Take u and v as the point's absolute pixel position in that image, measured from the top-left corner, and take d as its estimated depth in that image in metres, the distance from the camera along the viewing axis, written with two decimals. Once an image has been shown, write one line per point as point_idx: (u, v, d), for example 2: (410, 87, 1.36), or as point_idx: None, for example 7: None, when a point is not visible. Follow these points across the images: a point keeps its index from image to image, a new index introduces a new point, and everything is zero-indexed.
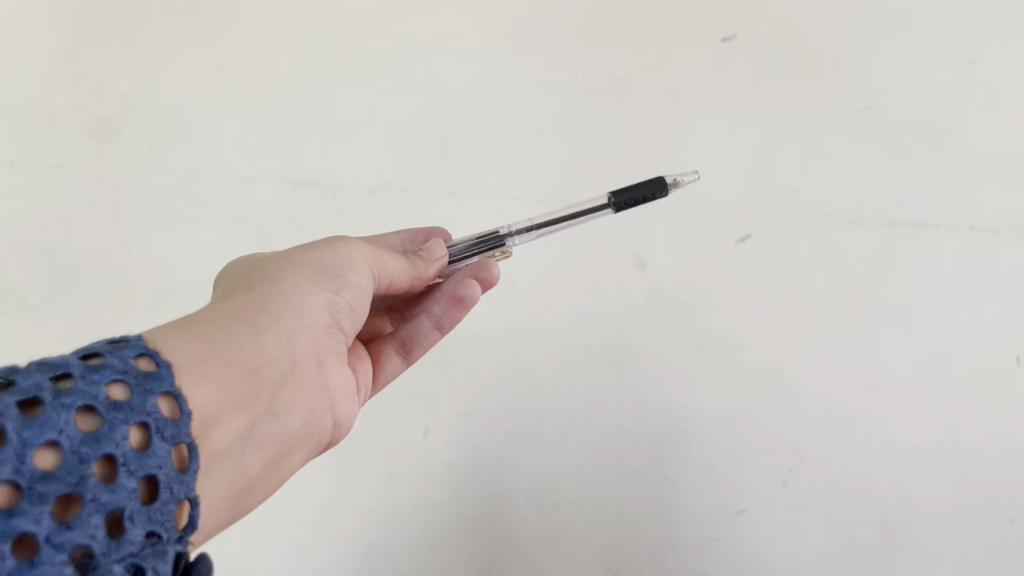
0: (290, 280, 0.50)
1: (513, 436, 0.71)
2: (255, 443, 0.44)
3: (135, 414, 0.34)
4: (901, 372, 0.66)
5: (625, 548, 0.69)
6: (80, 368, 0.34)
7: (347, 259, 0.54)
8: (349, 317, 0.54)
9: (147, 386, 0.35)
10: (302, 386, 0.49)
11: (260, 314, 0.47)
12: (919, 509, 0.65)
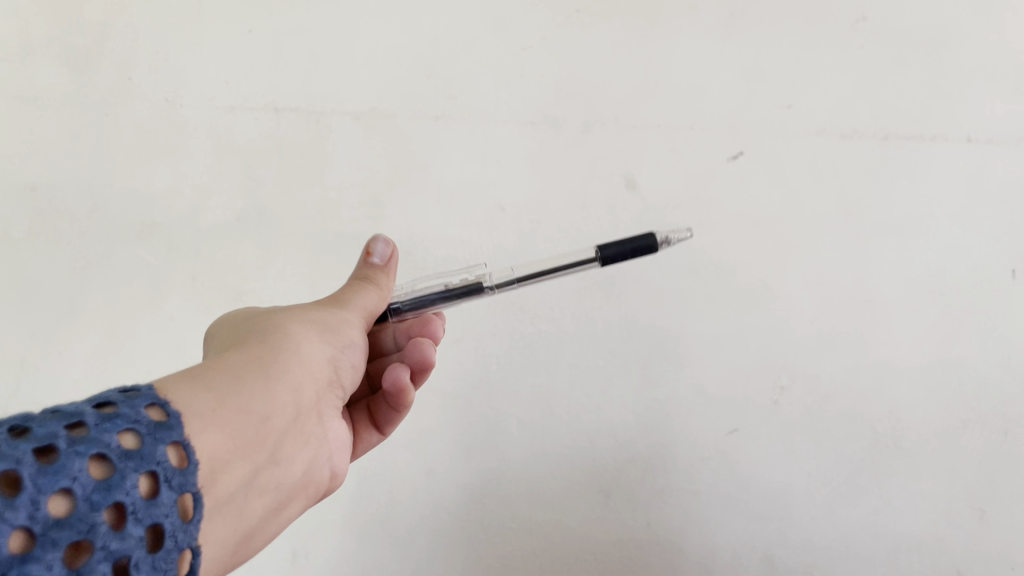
0: (299, 330, 0.50)
1: (504, 365, 0.70)
2: (257, 486, 0.44)
3: (144, 461, 0.33)
4: (894, 288, 0.64)
5: (617, 470, 0.69)
6: (93, 416, 0.32)
7: (347, 317, 0.54)
8: (344, 371, 0.54)
9: (157, 435, 0.34)
10: (300, 433, 0.49)
11: (271, 363, 0.46)
12: (911, 427, 0.64)
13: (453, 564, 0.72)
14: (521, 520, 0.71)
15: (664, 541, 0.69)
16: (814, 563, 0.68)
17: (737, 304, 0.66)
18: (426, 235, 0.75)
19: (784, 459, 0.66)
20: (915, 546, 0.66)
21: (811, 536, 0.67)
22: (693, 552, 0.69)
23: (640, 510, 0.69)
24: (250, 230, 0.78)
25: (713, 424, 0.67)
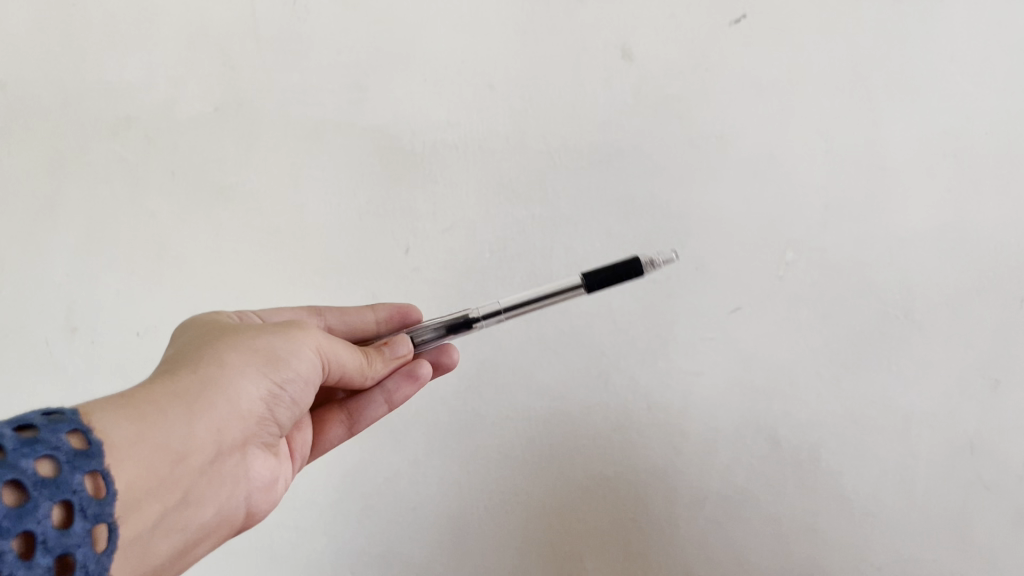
0: (239, 366, 0.50)
1: (497, 253, 0.69)
2: (163, 524, 0.45)
3: (59, 492, 0.35)
4: (903, 154, 0.61)
5: (616, 354, 0.66)
6: (12, 441, 0.35)
7: (298, 348, 0.53)
8: (286, 408, 0.54)
9: (76, 463, 0.37)
10: (218, 470, 0.50)
11: (196, 399, 0.47)
12: (922, 295, 0.61)
13: (446, 454, 0.70)
14: (518, 406, 0.69)
15: (664, 422, 0.66)
16: (821, 441, 0.64)
17: (737, 177, 0.63)
18: (415, 119, 0.69)
19: (789, 336, 0.63)
20: (926, 419, 0.62)
21: (817, 412, 0.64)
22: (694, 433, 0.65)
23: (640, 393, 0.66)
24: (230, 119, 0.73)
25: (715, 302, 0.64)
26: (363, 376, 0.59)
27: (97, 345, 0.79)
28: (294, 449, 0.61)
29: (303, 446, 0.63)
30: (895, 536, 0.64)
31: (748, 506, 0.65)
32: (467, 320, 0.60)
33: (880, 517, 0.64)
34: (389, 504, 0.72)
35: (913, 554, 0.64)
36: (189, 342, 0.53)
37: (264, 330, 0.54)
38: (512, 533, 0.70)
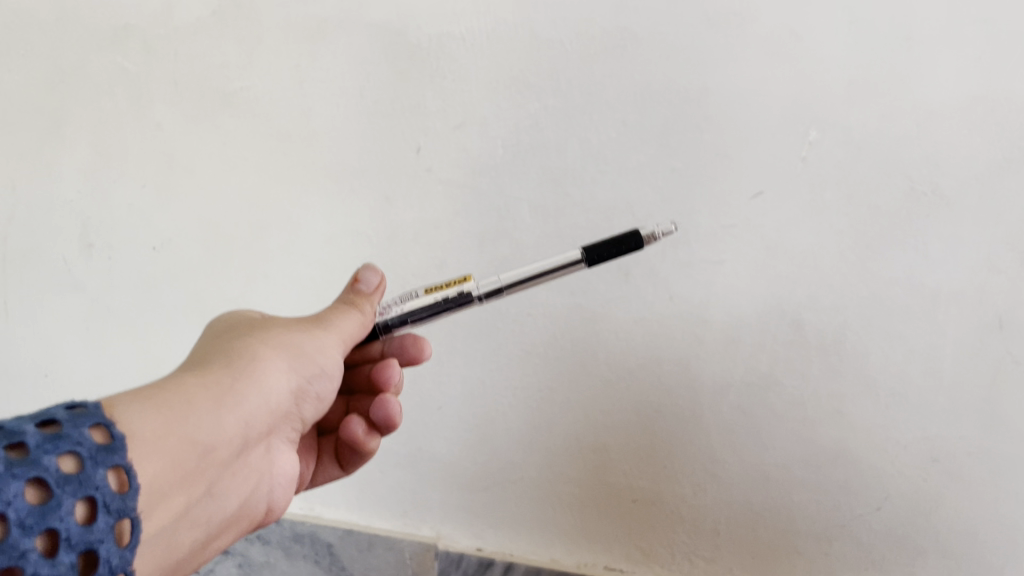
0: (268, 358, 0.51)
1: (511, 148, 0.66)
2: (192, 515, 0.44)
3: (82, 486, 0.34)
4: (935, 22, 0.54)
5: (635, 246, 0.64)
6: (34, 438, 0.34)
7: (323, 341, 0.54)
8: (309, 401, 0.55)
9: (99, 458, 0.35)
10: (242, 462, 0.50)
11: (229, 390, 0.47)
12: (951, 172, 0.56)
13: (468, 354, 0.71)
14: (538, 305, 0.68)
15: (685, 314, 0.64)
16: (847, 324, 0.60)
17: (762, 53, 0.58)
18: (418, 8, 0.64)
19: (811, 221, 0.60)
20: (955, 296, 0.58)
21: (843, 295, 0.60)
22: (717, 323, 0.63)
23: (660, 285, 0.64)
24: (227, 23, 0.70)
25: (735, 189, 0.61)
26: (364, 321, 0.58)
27: (114, 262, 0.79)
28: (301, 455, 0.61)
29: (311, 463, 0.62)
30: (920, 415, 0.60)
31: (775, 392, 0.63)
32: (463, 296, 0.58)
33: (908, 398, 0.60)
34: (415, 405, 0.74)
35: (940, 433, 0.60)
36: (211, 337, 0.53)
37: (287, 325, 0.55)
38: (536, 428, 0.70)
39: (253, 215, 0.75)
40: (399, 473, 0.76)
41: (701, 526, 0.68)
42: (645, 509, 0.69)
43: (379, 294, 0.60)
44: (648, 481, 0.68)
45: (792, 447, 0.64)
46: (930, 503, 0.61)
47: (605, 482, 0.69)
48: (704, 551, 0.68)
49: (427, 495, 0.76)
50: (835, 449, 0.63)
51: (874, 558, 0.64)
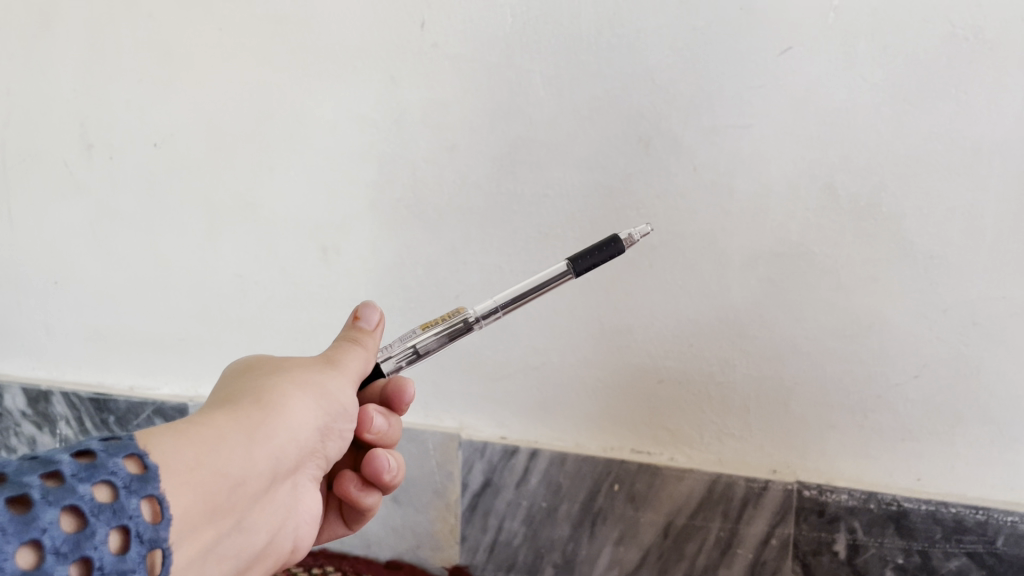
0: (293, 392, 0.47)
1: (520, 16, 0.62)
2: (215, 554, 0.41)
3: (115, 516, 0.31)
4: None
5: (657, 115, 0.61)
6: (69, 466, 0.31)
7: (344, 379, 0.51)
8: (334, 439, 0.51)
9: (133, 489, 0.33)
10: (269, 496, 0.46)
11: (258, 425, 0.44)
12: (994, 12, 0.52)
13: (484, 240, 0.68)
14: (556, 185, 0.65)
15: (710, 184, 0.61)
16: (882, 184, 0.57)
17: None
18: None
19: (844, 76, 0.56)
20: (999, 147, 0.54)
21: (877, 154, 0.57)
22: (744, 193, 0.60)
23: (683, 155, 0.61)
24: None
25: (762, 46, 0.57)
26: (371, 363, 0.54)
27: (115, 162, 0.76)
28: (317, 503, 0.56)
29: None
30: (961, 275, 0.57)
31: (806, 260, 0.60)
32: (462, 318, 0.56)
33: (948, 259, 0.57)
34: (431, 296, 0.71)
35: (983, 294, 0.57)
36: (231, 374, 0.50)
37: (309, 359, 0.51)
38: (558, 311, 0.67)
39: (253, 105, 0.71)
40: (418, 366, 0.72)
41: (730, 404, 0.64)
42: (672, 390, 0.65)
43: (379, 330, 0.55)
44: (675, 361, 0.65)
45: (824, 317, 0.60)
46: (972, 366, 0.58)
47: (629, 364, 0.66)
48: (734, 429, 0.64)
49: (450, 385, 0.72)
50: (868, 316, 0.60)
51: (912, 430, 0.60)
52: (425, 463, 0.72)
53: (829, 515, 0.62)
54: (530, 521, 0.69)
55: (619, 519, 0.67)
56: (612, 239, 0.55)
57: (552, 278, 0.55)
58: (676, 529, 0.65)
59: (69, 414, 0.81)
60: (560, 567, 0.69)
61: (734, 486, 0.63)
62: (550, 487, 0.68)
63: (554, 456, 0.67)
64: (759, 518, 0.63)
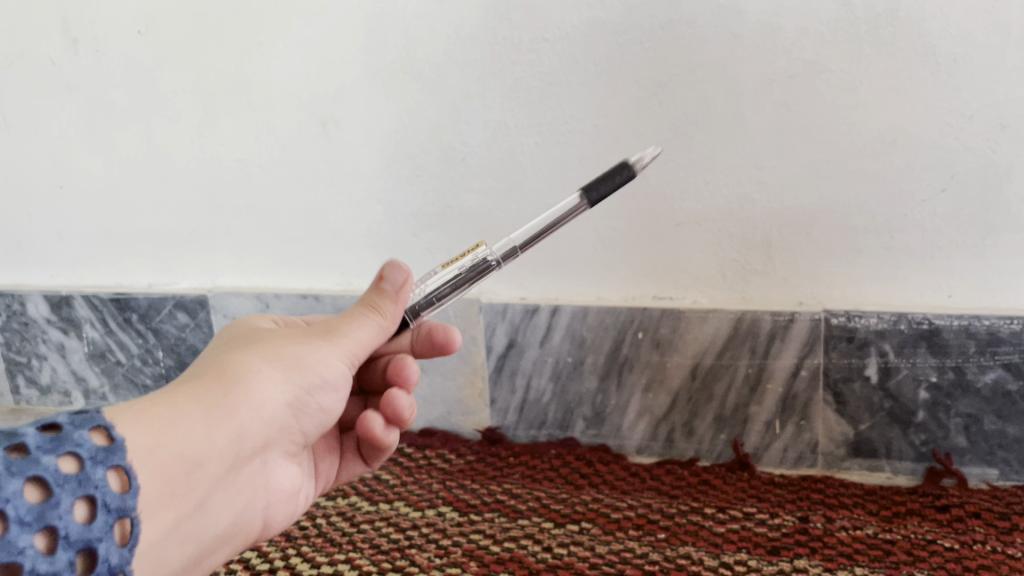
0: (260, 368, 0.41)
1: None
2: (174, 539, 0.37)
3: (81, 484, 0.31)
4: None
5: None
6: (34, 437, 0.30)
7: (323, 349, 0.43)
8: (315, 416, 0.45)
9: (100, 458, 0.32)
10: (240, 473, 0.41)
11: (217, 404, 0.39)
12: None
13: (485, 95, 0.65)
14: (555, 28, 0.62)
15: (716, 9, 0.58)
16: None
17: None
18: None
19: None
20: None
21: None
22: (753, 14, 0.57)
23: None
24: None
25: None
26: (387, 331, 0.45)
27: (102, 54, 0.74)
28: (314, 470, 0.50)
29: (329, 472, 0.52)
30: (987, 77, 0.54)
31: (823, 80, 0.57)
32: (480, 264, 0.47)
33: (972, 61, 0.54)
34: (436, 161, 0.68)
35: (1010, 95, 0.54)
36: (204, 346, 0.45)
37: (284, 333, 0.44)
38: (569, 162, 0.65)
39: None
40: (433, 234, 0.70)
41: (751, 240, 0.62)
42: (691, 232, 0.63)
43: (405, 291, 0.45)
44: (693, 201, 0.63)
45: (845, 138, 0.58)
46: (1002, 172, 0.56)
47: (645, 209, 0.64)
48: (757, 266, 0.63)
49: (465, 251, 0.70)
50: (891, 132, 0.57)
51: (941, 245, 0.59)
52: (448, 331, 0.71)
53: (859, 341, 0.61)
54: (557, 378, 0.69)
55: (646, 367, 0.66)
56: (621, 165, 0.47)
57: (570, 212, 0.47)
58: (704, 370, 0.65)
59: (93, 316, 0.81)
60: (590, 420, 0.69)
61: (761, 321, 0.62)
62: (574, 341, 0.67)
63: (576, 310, 0.67)
64: (788, 350, 0.63)
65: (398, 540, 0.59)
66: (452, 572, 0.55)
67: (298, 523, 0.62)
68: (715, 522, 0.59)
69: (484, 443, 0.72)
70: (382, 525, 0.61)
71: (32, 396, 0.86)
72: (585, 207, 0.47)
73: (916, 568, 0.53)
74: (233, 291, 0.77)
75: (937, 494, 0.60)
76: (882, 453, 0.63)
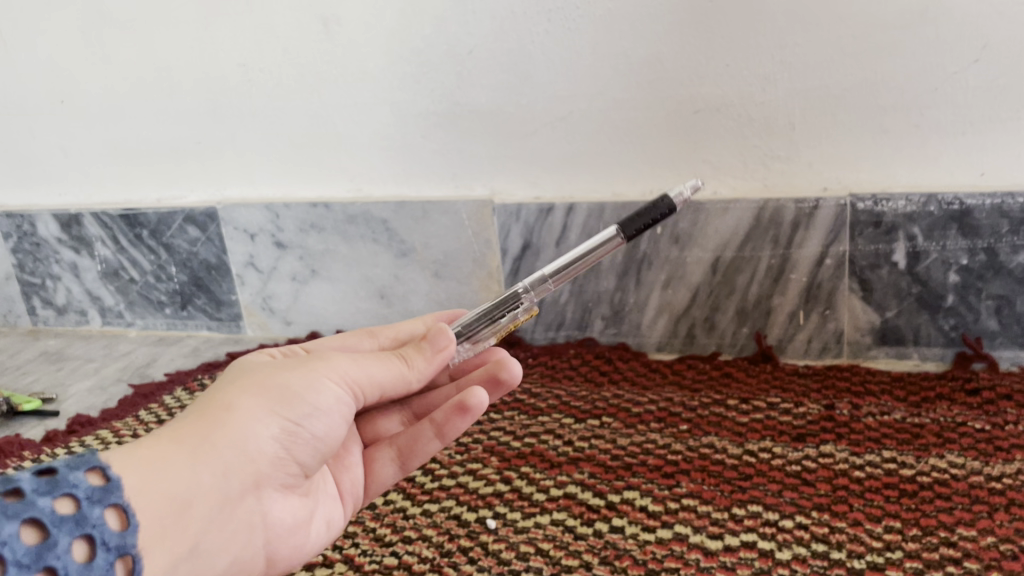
0: (248, 401, 0.36)
1: None
2: None
3: (77, 524, 0.30)
4: None
5: None
6: (30, 481, 0.30)
7: (319, 376, 0.38)
8: (321, 443, 0.38)
9: (102, 496, 0.31)
10: (237, 514, 0.35)
11: (198, 444, 0.34)
12: None
13: None
14: None
15: None
16: None
17: None
18: None
19: None
20: None
21: None
22: None
23: None
24: None
25: None
26: (404, 376, 0.41)
27: None
28: (340, 488, 0.42)
29: (354, 485, 0.43)
30: None
31: None
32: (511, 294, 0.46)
33: None
34: (442, 57, 0.65)
35: None
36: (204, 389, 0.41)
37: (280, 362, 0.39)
38: (580, 51, 0.61)
39: None
40: (441, 135, 0.68)
41: (773, 125, 0.59)
42: (710, 119, 0.60)
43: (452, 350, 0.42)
44: (713, 86, 0.59)
45: (874, 9, 0.54)
46: None
47: (663, 96, 0.61)
48: (779, 152, 0.60)
49: (476, 151, 0.68)
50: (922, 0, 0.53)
51: (974, 121, 0.56)
52: (462, 235, 0.69)
53: (886, 226, 0.59)
54: (574, 278, 0.67)
55: (665, 263, 0.64)
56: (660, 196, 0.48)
57: (603, 245, 0.48)
58: (725, 264, 0.63)
59: (103, 234, 0.80)
60: (609, 319, 0.68)
61: (783, 210, 0.60)
62: (591, 240, 0.66)
63: (592, 208, 0.65)
64: (812, 239, 0.61)
65: None
66: (473, 468, 0.56)
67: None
68: (738, 412, 0.58)
69: (502, 346, 0.71)
70: None
71: (49, 316, 0.86)
72: (622, 241, 0.48)
73: (946, 449, 0.52)
74: (241, 203, 0.75)
75: (966, 379, 0.59)
76: (910, 340, 0.61)
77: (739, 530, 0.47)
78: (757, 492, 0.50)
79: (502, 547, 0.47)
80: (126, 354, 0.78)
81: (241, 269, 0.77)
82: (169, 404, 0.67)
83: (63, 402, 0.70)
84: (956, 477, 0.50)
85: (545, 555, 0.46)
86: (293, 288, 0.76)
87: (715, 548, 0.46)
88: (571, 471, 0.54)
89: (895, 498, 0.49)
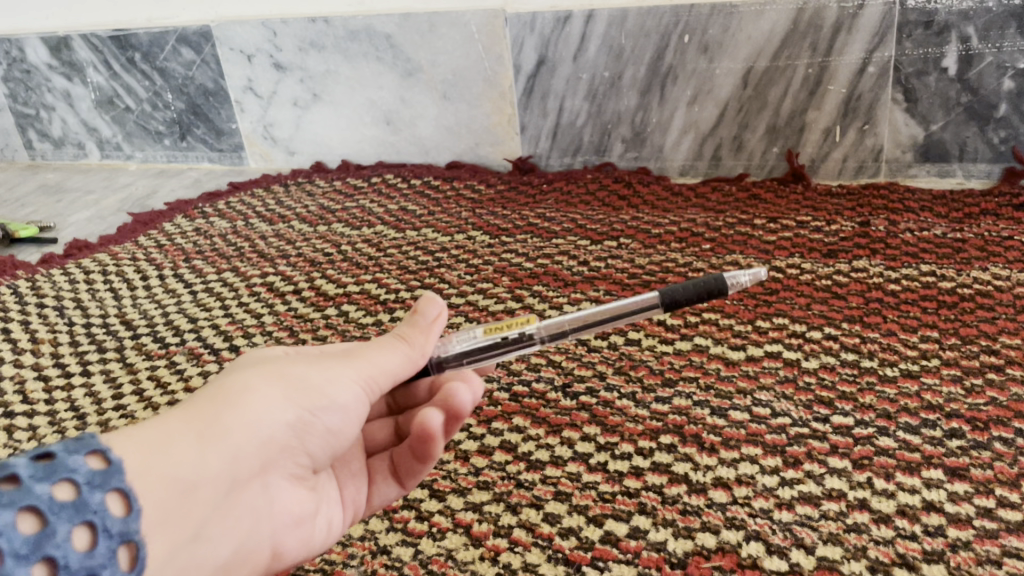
0: (263, 379, 0.27)
1: None
2: None
3: (76, 511, 0.21)
4: None
5: None
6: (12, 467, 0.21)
7: (337, 371, 0.28)
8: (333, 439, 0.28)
9: (102, 479, 0.22)
10: (236, 507, 0.25)
11: (203, 420, 0.25)
12: None
13: None
14: None
15: None
16: None
17: None
18: None
19: None
20: None
21: None
22: None
23: None
24: None
25: None
26: (398, 357, 0.30)
27: None
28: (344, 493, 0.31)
29: (358, 495, 0.32)
30: None
31: None
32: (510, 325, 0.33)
33: None
34: None
35: None
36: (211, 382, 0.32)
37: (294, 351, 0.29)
38: None
39: None
40: None
41: None
42: None
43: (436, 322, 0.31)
44: None
45: None
46: None
47: None
48: None
49: None
50: None
51: None
52: (471, 50, 0.64)
53: (939, 26, 0.53)
54: (593, 97, 0.63)
55: (692, 76, 0.60)
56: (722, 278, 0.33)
57: (630, 308, 0.33)
58: (758, 75, 0.58)
59: (94, 58, 0.76)
60: (629, 142, 0.64)
61: (825, 11, 0.55)
62: (612, 51, 0.60)
63: (614, 14, 0.59)
64: (855, 44, 0.55)
65: (426, 261, 0.57)
66: (482, 288, 0.53)
67: (322, 251, 0.60)
68: (766, 231, 0.56)
69: (514, 172, 0.67)
70: (407, 248, 0.59)
71: (47, 150, 0.84)
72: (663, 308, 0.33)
73: (990, 262, 0.50)
74: (233, 21, 0.70)
75: (1014, 194, 0.55)
76: (954, 155, 0.57)
77: (763, 342, 0.46)
78: (783, 306, 0.48)
79: (512, 359, 0.46)
80: (126, 186, 0.76)
81: (239, 95, 0.73)
82: (170, 231, 0.66)
83: (62, 231, 0.69)
84: (1000, 289, 0.47)
85: (557, 367, 0.45)
86: (295, 114, 0.72)
87: (736, 359, 0.44)
88: (585, 289, 0.52)
89: (934, 310, 0.46)
